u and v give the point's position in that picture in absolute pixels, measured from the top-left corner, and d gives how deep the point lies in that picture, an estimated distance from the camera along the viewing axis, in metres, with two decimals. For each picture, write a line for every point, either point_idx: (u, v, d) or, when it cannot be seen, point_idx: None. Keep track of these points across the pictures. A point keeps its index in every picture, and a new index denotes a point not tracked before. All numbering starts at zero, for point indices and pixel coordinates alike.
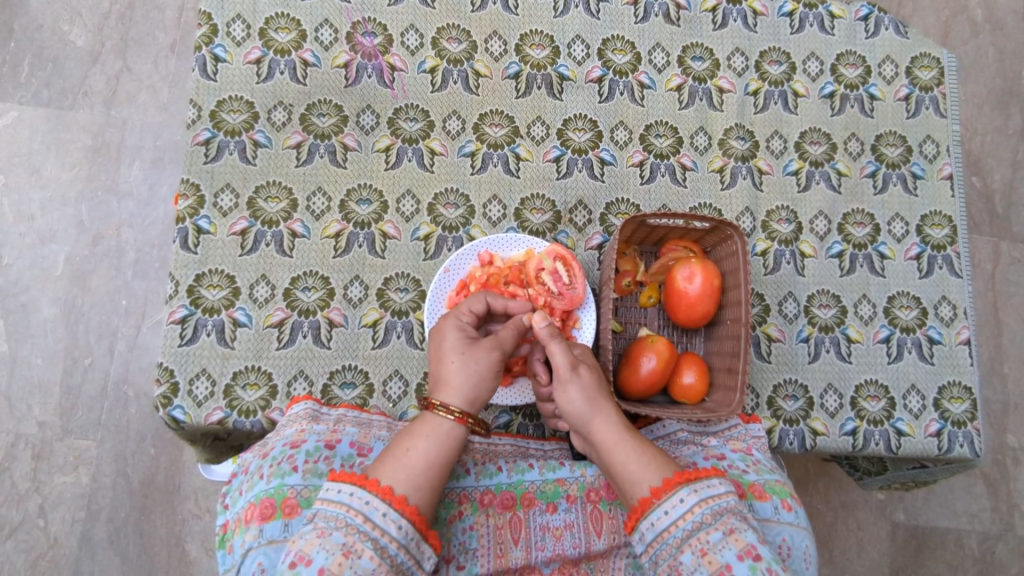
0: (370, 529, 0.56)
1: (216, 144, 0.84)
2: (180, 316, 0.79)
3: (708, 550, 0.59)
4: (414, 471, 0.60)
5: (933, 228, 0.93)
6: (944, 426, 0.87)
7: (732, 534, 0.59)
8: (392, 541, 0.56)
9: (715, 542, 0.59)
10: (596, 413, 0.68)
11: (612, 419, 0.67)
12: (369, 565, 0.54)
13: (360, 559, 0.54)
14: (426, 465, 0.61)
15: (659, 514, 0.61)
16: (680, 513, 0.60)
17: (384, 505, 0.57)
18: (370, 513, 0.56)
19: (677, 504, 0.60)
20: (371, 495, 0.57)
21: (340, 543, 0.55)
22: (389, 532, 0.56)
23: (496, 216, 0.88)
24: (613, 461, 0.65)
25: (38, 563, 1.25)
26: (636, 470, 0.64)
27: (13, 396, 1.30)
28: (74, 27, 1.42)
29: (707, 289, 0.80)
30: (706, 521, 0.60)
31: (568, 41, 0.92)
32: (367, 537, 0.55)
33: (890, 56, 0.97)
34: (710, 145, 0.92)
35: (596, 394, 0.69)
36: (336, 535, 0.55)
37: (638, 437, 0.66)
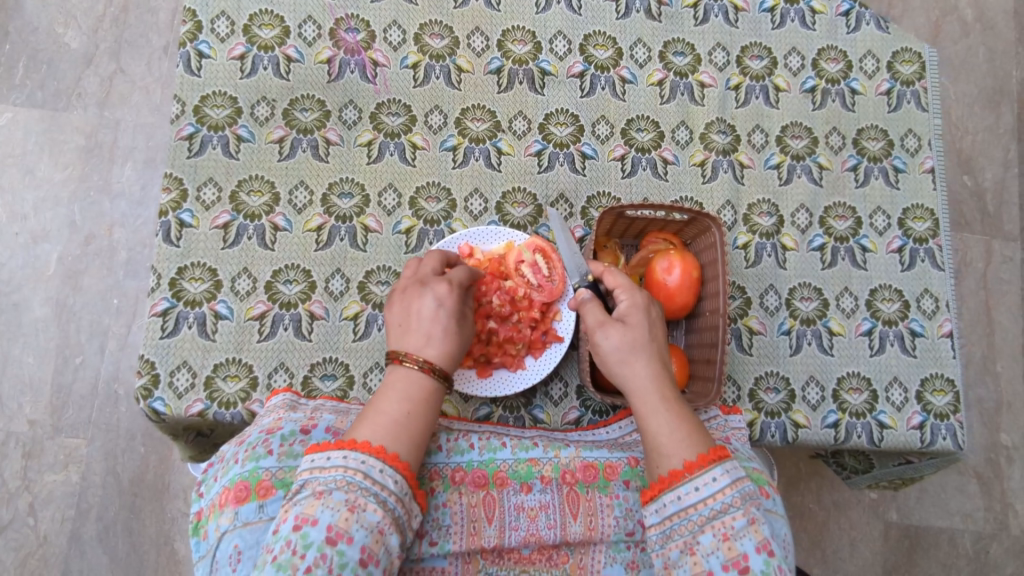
0: (369, 485, 0.57)
1: (200, 139, 0.84)
2: (161, 308, 0.80)
3: (730, 536, 0.59)
4: (394, 423, 0.61)
5: (915, 221, 0.94)
6: (927, 418, 0.87)
7: (754, 524, 0.60)
8: (392, 495, 0.57)
9: (739, 528, 0.59)
10: (638, 369, 0.69)
11: (651, 382, 0.68)
12: (374, 518, 0.55)
13: (365, 512, 0.55)
14: (407, 416, 0.62)
15: (688, 489, 0.62)
16: (711, 492, 0.61)
17: (380, 462, 0.58)
18: (368, 470, 0.57)
19: (709, 482, 0.62)
20: (366, 455, 0.58)
21: (343, 499, 0.55)
22: (388, 486, 0.57)
23: (477, 210, 0.89)
24: (647, 427, 0.66)
25: (27, 561, 1.25)
26: (667, 440, 0.64)
27: (4, 394, 1.30)
28: (69, 29, 1.44)
29: (686, 281, 0.80)
30: (734, 504, 0.61)
31: (549, 37, 0.93)
32: (367, 492, 0.56)
33: (871, 51, 0.98)
34: (691, 139, 0.93)
35: (634, 353, 0.70)
36: (337, 493, 0.55)
37: (674, 406, 0.67)
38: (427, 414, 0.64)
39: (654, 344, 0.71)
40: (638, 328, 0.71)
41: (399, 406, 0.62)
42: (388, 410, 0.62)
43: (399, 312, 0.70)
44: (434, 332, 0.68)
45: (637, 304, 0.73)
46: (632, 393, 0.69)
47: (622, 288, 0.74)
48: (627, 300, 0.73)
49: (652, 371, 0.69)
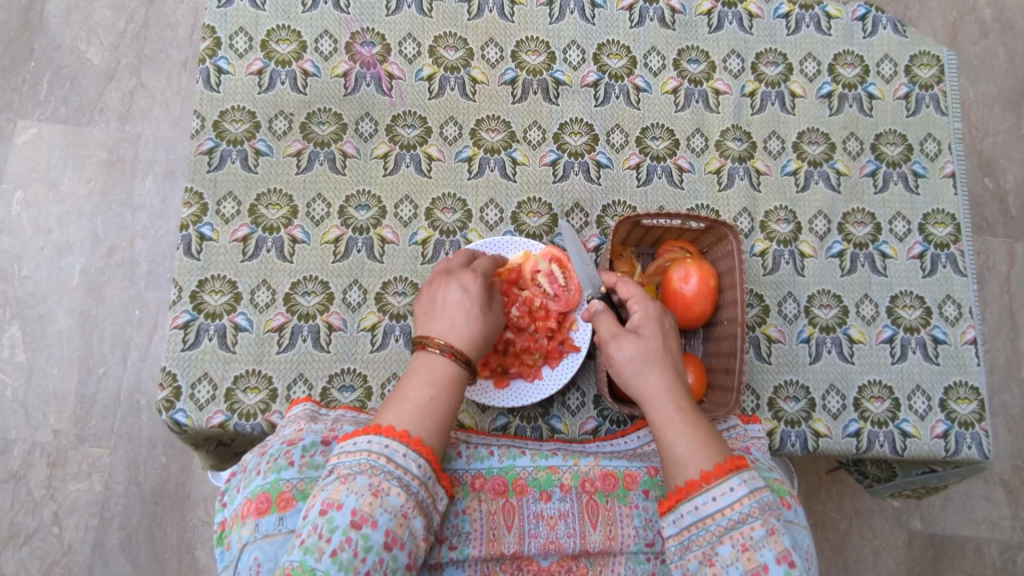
0: (393, 468, 0.58)
1: (219, 153, 0.86)
2: (183, 321, 0.81)
3: (749, 546, 0.59)
4: (417, 407, 0.62)
5: (936, 227, 0.92)
6: (951, 427, 0.86)
7: (774, 535, 0.59)
8: (415, 478, 0.58)
9: (758, 539, 0.59)
10: (653, 377, 0.69)
11: (665, 391, 0.68)
12: (397, 502, 0.56)
13: (389, 496, 0.56)
14: (431, 401, 0.63)
15: (706, 499, 0.61)
16: (728, 502, 0.61)
17: (404, 446, 0.59)
18: (391, 454, 0.58)
19: (727, 492, 0.61)
20: (390, 439, 0.59)
21: (367, 484, 0.56)
22: (411, 470, 0.58)
23: (492, 220, 0.89)
24: (662, 437, 0.66)
25: (52, 569, 1.27)
26: (683, 451, 0.64)
27: (30, 404, 1.33)
28: (91, 46, 1.47)
29: (703, 290, 0.80)
30: (752, 514, 0.60)
31: (563, 47, 0.94)
32: (392, 476, 0.57)
33: (888, 55, 0.97)
34: (706, 146, 0.93)
35: (647, 363, 0.70)
36: (361, 478, 0.56)
37: (690, 416, 0.66)
38: (450, 397, 0.64)
39: (667, 354, 0.71)
40: (651, 338, 0.71)
41: (423, 390, 0.63)
42: (412, 395, 0.63)
43: (424, 297, 0.72)
44: (455, 316, 0.69)
45: (649, 314, 0.73)
46: (647, 404, 0.68)
47: (635, 299, 0.74)
48: (639, 311, 0.73)
49: (666, 380, 0.69)
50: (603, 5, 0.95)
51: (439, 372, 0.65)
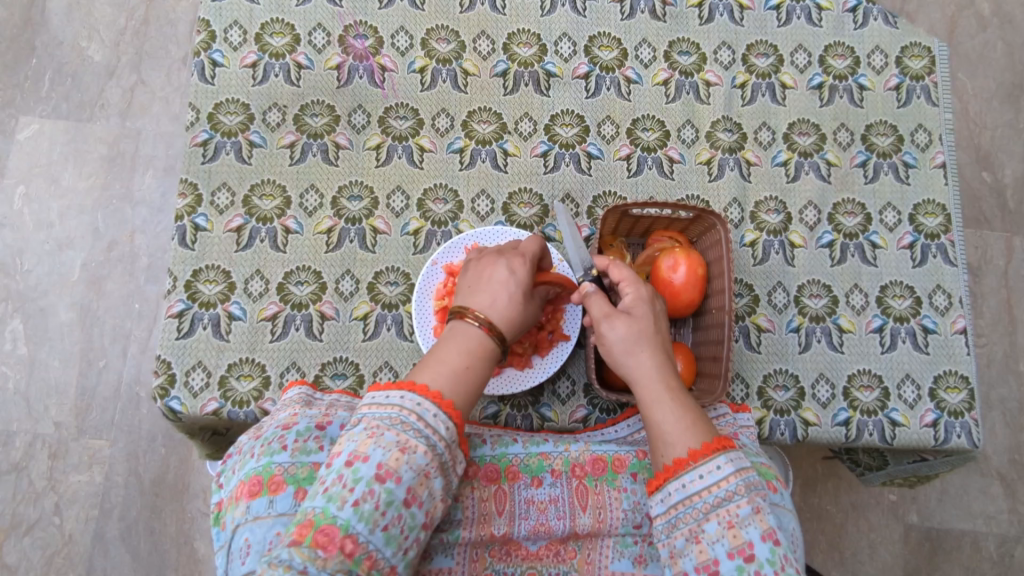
0: (422, 426, 0.58)
1: (214, 145, 0.87)
2: (177, 310, 0.82)
3: (735, 524, 0.59)
4: (453, 373, 0.62)
5: (926, 217, 0.93)
6: (941, 416, 0.86)
7: (759, 513, 0.60)
8: (441, 439, 0.59)
9: (743, 516, 0.59)
10: (645, 356, 0.69)
11: (657, 371, 0.68)
12: (422, 460, 0.57)
13: (416, 454, 0.56)
14: (465, 371, 0.63)
15: (693, 477, 0.62)
16: (714, 480, 0.61)
17: (435, 406, 0.59)
18: (422, 413, 0.58)
19: (713, 470, 0.62)
20: (423, 398, 0.59)
21: (394, 440, 0.56)
22: (439, 430, 0.59)
23: (484, 211, 0.90)
24: (652, 416, 0.66)
25: (53, 559, 1.29)
26: (672, 431, 0.65)
27: (31, 396, 1.34)
28: (92, 43, 1.48)
29: (691, 278, 0.81)
30: (738, 492, 0.60)
31: (554, 39, 0.94)
32: (419, 435, 0.57)
33: (879, 46, 0.97)
34: (697, 138, 0.93)
35: (640, 344, 0.70)
36: (389, 434, 0.57)
37: (679, 396, 0.67)
38: (482, 369, 0.65)
39: (658, 336, 0.72)
40: (643, 320, 0.71)
41: (463, 360, 0.64)
42: (450, 364, 0.63)
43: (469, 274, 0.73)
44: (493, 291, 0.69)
45: (642, 296, 0.73)
46: (637, 385, 0.69)
47: (627, 281, 0.73)
48: (631, 292, 0.73)
49: (659, 361, 0.69)
50: None
51: (479, 342, 0.65)
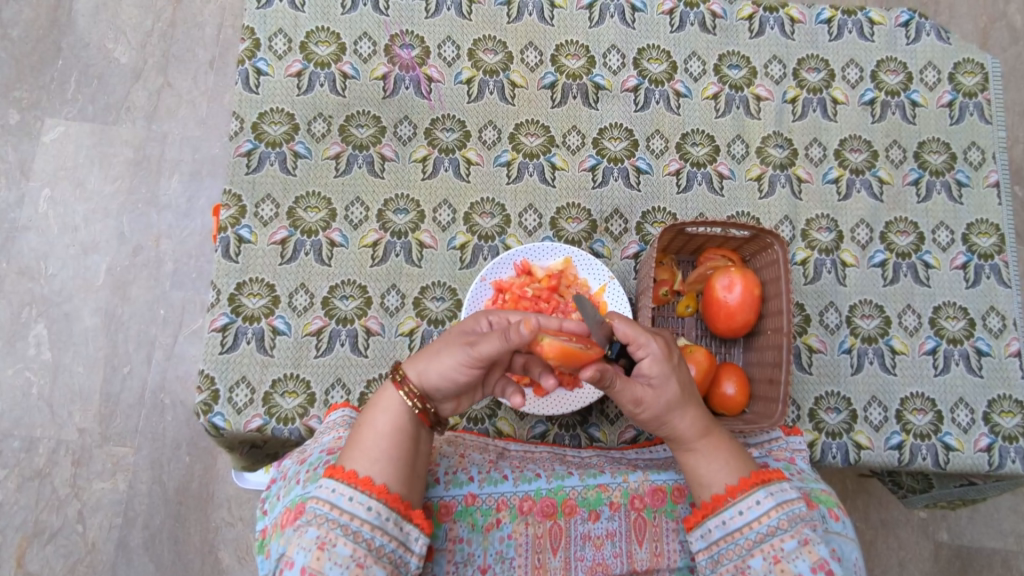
0: (339, 515, 0.56)
1: (258, 155, 0.85)
2: (221, 324, 0.80)
3: (781, 558, 0.59)
4: (365, 435, 0.61)
5: (979, 237, 0.91)
6: (995, 440, 0.84)
7: (807, 545, 0.58)
8: (364, 523, 0.56)
9: (790, 550, 0.58)
10: (677, 415, 0.63)
11: (689, 428, 0.63)
12: (346, 553, 0.55)
13: (336, 548, 0.55)
14: (379, 434, 0.61)
15: (732, 513, 0.61)
16: (755, 515, 0.60)
17: (349, 489, 0.57)
18: (337, 499, 0.56)
19: (753, 506, 0.61)
20: (336, 482, 0.57)
21: (315, 537, 0.55)
22: (360, 514, 0.56)
23: (531, 226, 0.88)
24: (686, 461, 0.64)
25: (76, 568, 1.25)
26: (708, 474, 0.63)
27: (55, 402, 1.31)
28: (118, 45, 1.46)
29: (747, 299, 0.79)
30: (781, 526, 0.59)
31: (603, 51, 0.93)
32: (337, 525, 0.55)
33: (932, 62, 0.95)
34: (747, 153, 0.92)
35: (670, 413, 0.63)
36: (311, 531, 0.56)
37: (711, 438, 0.64)
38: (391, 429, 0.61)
39: (686, 387, 0.64)
40: (666, 391, 0.62)
41: (380, 415, 0.62)
42: (370, 420, 0.63)
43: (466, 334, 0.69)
44: (429, 352, 0.65)
45: (657, 356, 0.61)
46: (670, 437, 0.65)
47: (636, 341, 0.62)
48: (646, 356, 0.62)
49: (692, 422, 0.63)
50: (644, 9, 0.94)
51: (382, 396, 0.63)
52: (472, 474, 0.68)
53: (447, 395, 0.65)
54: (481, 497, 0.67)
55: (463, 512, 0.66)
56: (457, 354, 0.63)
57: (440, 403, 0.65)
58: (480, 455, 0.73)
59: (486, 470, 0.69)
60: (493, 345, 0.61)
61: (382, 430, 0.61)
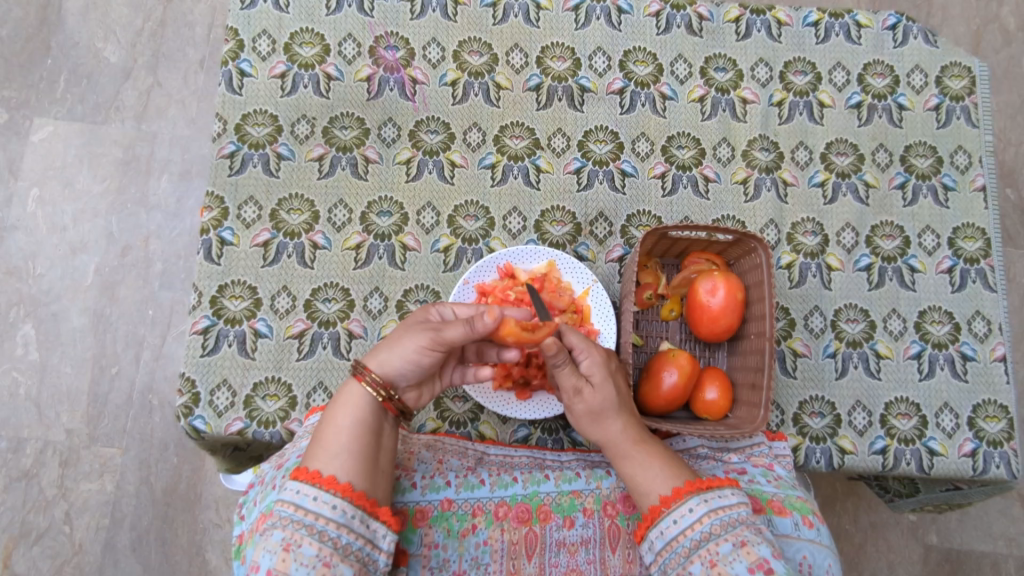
0: (304, 517, 0.55)
1: (241, 157, 0.85)
2: (202, 326, 0.80)
3: (717, 562, 0.58)
4: (337, 431, 0.60)
5: (965, 241, 0.90)
6: (980, 445, 0.83)
7: (744, 547, 0.58)
8: (329, 523, 0.55)
9: (726, 553, 0.58)
10: (605, 417, 0.66)
11: (619, 433, 0.66)
12: (312, 553, 0.54)
13: (302, 548, 0.54)
14: (352, 428, 0.60)
15: (668, 522, 0.61)
16: (689, 523, 0.60)
17: (313, 490, 0.56)
18: (302, 501, 0.56)
19: (686, 513, 0.60)
20: (300, 484, 0.56)
21: (281, 539, 0.54)
22: (324, 514, 0.55)
23: (515, 228, 0.88)
24: (622, 470, 0.66)
25: (63, 569, 1.24)
26: (643, 480, 0.64)
27: (43, 402, 1.30)
28: (108, 44, 1.46)
29: (731, 303, 0.78)
30: (714, 532, 0.59)
31: (589, 53, 0.92)
32: (303, 526, 0.55)
33: (919, 66, 0.95)
34: (733, 156, 0.91)
35: (608, 412, 0.66)
36: (277, 532, 0.55)
37: (646, 445, 0.66)
38: (366, 429, 0.61)
39: (620, 396, 0.67)
40: (603, 390, 0.65)
41: (344, 412, 0.61)
42: (333, 419, 0.61)
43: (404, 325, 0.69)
44: (388, 342, 0.65)
45: (597, 359, 0.66)
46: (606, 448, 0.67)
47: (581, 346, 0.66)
48: (587, 358, 0.66)
49: (624, 425, 0.66)
50: (630, 11, 0.94)
51: (348, 394, 0.62)
52: (450, 479, 0.68)
53: (410, 382, 0.66)
54: (457, 502, 0.67)
55: (439, 518, 0.66)
56: (422, 341, 0.63)
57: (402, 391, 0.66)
58: (459, 461, 0.72)
59: (464, 474, 0.69)
60: (460, 331, 0.63)
61: (345, 427, 0.60)
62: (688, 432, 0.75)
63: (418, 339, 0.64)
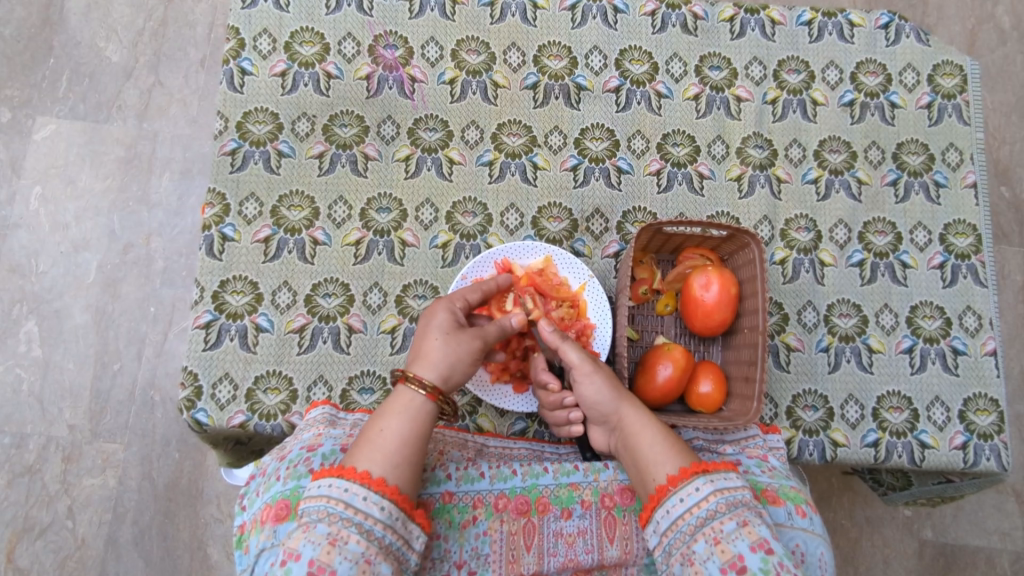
0: (351, 515, 0.56)
1: (242, 154, 0.86)
2: (204, 321, 0.81)
3: (721, 539, 0.59)
4: (399, 441, 0.61)
5: (957, 237, 0.92)
6: (970, 438, 0.85)
7: (747, 526, 0.60)
8: (377, 523, 0.56)
9: (729, 532, 0.59)
10: (621, 386, 0.71)
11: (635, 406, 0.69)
12: (357, 550, 0.55)
13: (348, 544, 0.55)
14: (411, 435, 0.62)
15: (675, 501, 0.62)
16: (695, 502, 0.61)
17: (363, 489, 0.57)
18: (350, 499, 0.57)
19: (692, 492, 0.61)
20: (349, 483, 0.57)
21: (326, 533, 0.55)
22: (372, 514, 0.57)
23: (513, 225, 0.89)
24: (637, 444, 0.67)
25: (66, 563, 1.26)
26: (659, 448, 0.65)
27: (45, 398, 1.32)
28: (110, 43, 1.47)
29: (724, 297, 0.80)
30: (720, 510, 0.61)
31: (585, 52, 0.94)
32: (351, 524, 0.56)
33: (911, 64, 0.96)
34: (728, 153, 0.93)
35: (619, 383, 0.71)
36: (321, 527, 0.55)
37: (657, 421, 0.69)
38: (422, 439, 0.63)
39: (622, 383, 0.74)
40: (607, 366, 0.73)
41: (394, 421, 0.63)
42: (387, 427, 0.62)
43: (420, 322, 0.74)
44: (426, 352, 0.68)
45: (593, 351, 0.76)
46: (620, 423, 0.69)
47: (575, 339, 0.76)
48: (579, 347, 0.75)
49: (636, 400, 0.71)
50: (626, 11, 0.95)
51: (408, 402, 0.64)
52: (450, 472, 0.69)
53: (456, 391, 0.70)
54: (458, 495, 0.68)
55: (441, 510, 0.67)
56: (473, 346, 0.70)
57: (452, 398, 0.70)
58: (459, 453, 0.73)
59: (464, 467, 0.70)
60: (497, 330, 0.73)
61: (403, 439, 0.62)
62: (682, 425, 0.76)
63: (470, 347, 0.70)
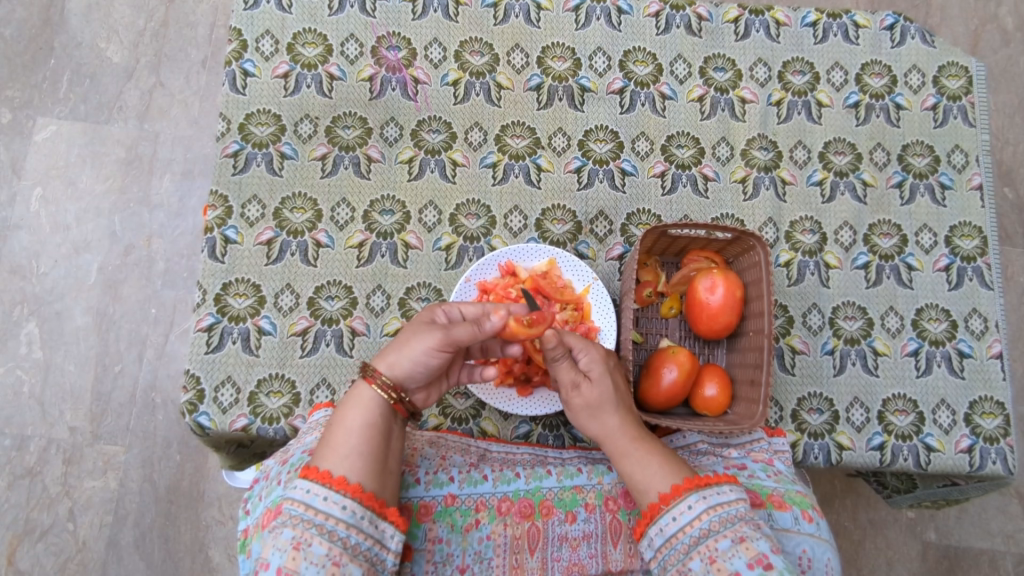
0: (314, 516, 0.55)
1: (244, 156, 0.86)
2: (206, 324, 0.81)
3: (717, 558, 0.59)
4: (354, 438, 0.60)
5: (962, 239, 0.91)
6: (976, 441, 0.84)
7: (743, 542, 0.59)
8: (340, 522, 0.55)
9: (725, 549, 0.59)
10: (602, 409, 0.67)
11: (618, 429, 0.67)
12: (322, 552, 0.54)
13: (312, 547, 0.54)
14: (367, 428, 0.61)
15: (667, 520, 0.61)
16: (688, 520, 0.61)
17: (324, 489, 0.56)
18: (312, 501, 0.56)
19: (685, 511, 0.61)
20: (311, 484, 0.56)
21: (291, 537, 0.55)
22: (335, 513, 0.55)
23: (517, 227, 0.89)
24: (621, 469, 0.66)
25: (67, 566, 1.25)
26: (644, 477, 0.64)
27: (46, 400, 1.31)
28: (111, 44, 1.46)
29: (730, 300, 0.79)
30: (713, 528, 0.60)
31: (589, 53, 0.93)
32: (313, 525, 0.55)
33: (916, 65, 0.96)
34: (732, 155, 0.92)
35: (603, 406, 0.67)
36: (286, 531, 0.55)
37: (642, 441, 0.66)
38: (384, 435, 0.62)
39: (617, 390, 0.68)
40: (601, 382, 0.67)
41: (354, 412, 0.62)
42: (343, 418, 0.62)
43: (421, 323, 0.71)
44: (397, 344, 0.66)
45: (594, 356, 0.68)
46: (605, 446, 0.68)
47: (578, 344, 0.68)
48: (585, 355, 0.67)
49: (620, 418, 0.67)
50: (630, 12, 0.95)
51: (360, 395, 0.63)
52: (453, 475, 0.69)
53: (419, 384, 0.67)
54: (461, 498, 0.68)
55: (443, 513, 0.67)
56: (430, 342, 0.64)
57: (410, 392, 0.67)
58: (461, 457, 0.73)
59: (466, 470, 0.70)
60: (469, 331, 0.64)
61: (354, 428, 0.61)
62: (687, 429, 0.75)
63: (427, 343, 0.64)
